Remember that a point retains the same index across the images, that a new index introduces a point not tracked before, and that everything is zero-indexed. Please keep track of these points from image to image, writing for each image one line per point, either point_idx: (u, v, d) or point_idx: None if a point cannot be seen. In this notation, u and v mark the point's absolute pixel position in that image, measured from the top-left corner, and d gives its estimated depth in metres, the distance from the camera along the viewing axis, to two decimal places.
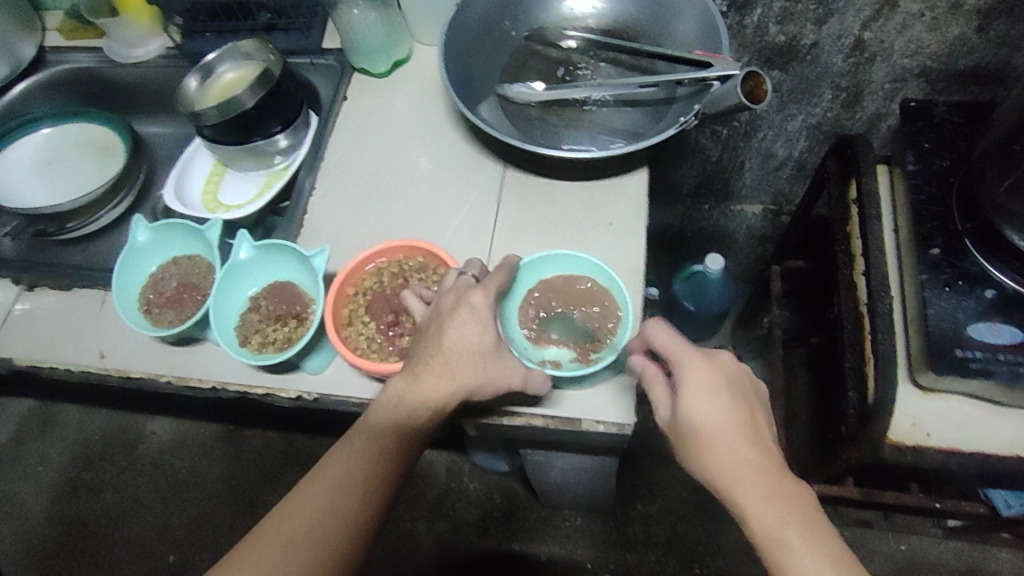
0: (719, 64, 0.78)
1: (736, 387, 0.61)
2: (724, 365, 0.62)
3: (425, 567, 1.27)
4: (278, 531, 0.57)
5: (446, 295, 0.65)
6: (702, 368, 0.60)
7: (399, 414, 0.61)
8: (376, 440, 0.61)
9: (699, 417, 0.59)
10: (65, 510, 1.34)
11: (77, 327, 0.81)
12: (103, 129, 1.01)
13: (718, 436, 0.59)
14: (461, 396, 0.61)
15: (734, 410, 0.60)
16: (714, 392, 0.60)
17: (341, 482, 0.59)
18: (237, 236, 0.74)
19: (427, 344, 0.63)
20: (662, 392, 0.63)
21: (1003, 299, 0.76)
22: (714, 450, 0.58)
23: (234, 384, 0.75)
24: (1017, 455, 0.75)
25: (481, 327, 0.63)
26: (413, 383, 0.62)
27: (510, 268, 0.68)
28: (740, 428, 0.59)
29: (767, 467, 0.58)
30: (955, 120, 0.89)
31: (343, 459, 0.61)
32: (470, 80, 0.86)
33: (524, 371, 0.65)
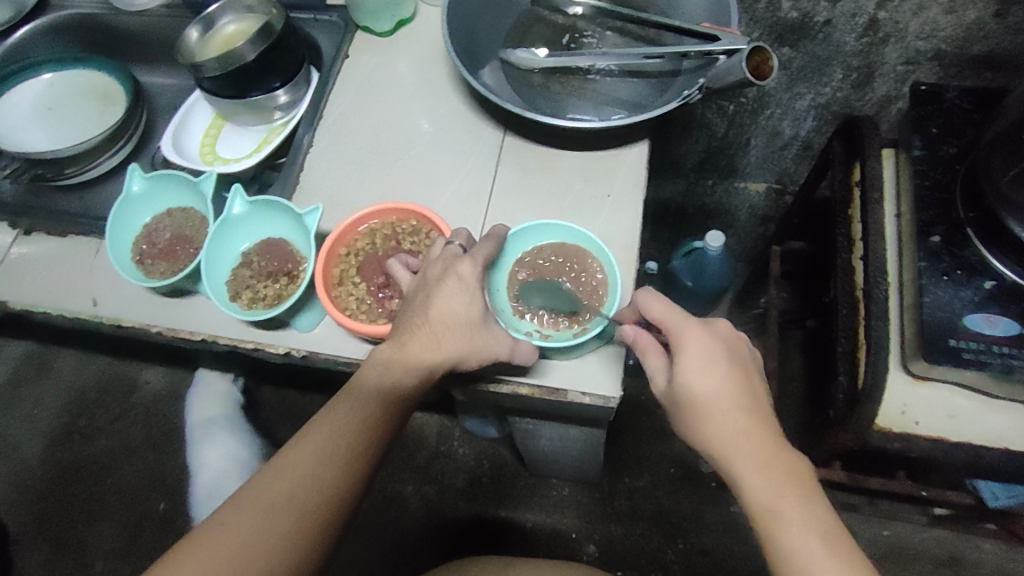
0: (725, 37, 0.77)
1: (733, 353, 0.62)
2: (723, 332, 0.63)
3: (412, 528, 1.29)
4: (258, 494, 0.56)
5: (433, 265, 0.65)
6: (697, 335, 0.62)
7: (386, 381, 0.61)
8: (361, 409, 0.60)
9: (691, 380, 0.61)
10: (60, 455, 1.36)
11: (70, 274, 0.81)
12: (105, 77, 0.99)
13: (710, 399, 0.60)
14: (447, 365, 0.62)
15: (729, 375, 0.61)
16: (707, 358, 0.61)
17: (322, 450, 0.58)
18: (231, 189, 0.74)
19: (413, 313, 0.64)
20: (657, 361, 0.65)
21: (1002, 291, 0.76)
22: (707, 411, 0.60)
23: (225, 337, 0.75)
24: (1004, 447, 0.75)
25: (469, 297, 0.64)
26: (399, 352, 0.62)
27: (496, 238, 0.68)
28: (733, 391, 0.60)
29: (758, 431, 0.59)
30: (965, 106, 0.87)
31: (326, 425, 0.60)
32: (474, 44, 0.84)
33: (511, 341, 0.65)
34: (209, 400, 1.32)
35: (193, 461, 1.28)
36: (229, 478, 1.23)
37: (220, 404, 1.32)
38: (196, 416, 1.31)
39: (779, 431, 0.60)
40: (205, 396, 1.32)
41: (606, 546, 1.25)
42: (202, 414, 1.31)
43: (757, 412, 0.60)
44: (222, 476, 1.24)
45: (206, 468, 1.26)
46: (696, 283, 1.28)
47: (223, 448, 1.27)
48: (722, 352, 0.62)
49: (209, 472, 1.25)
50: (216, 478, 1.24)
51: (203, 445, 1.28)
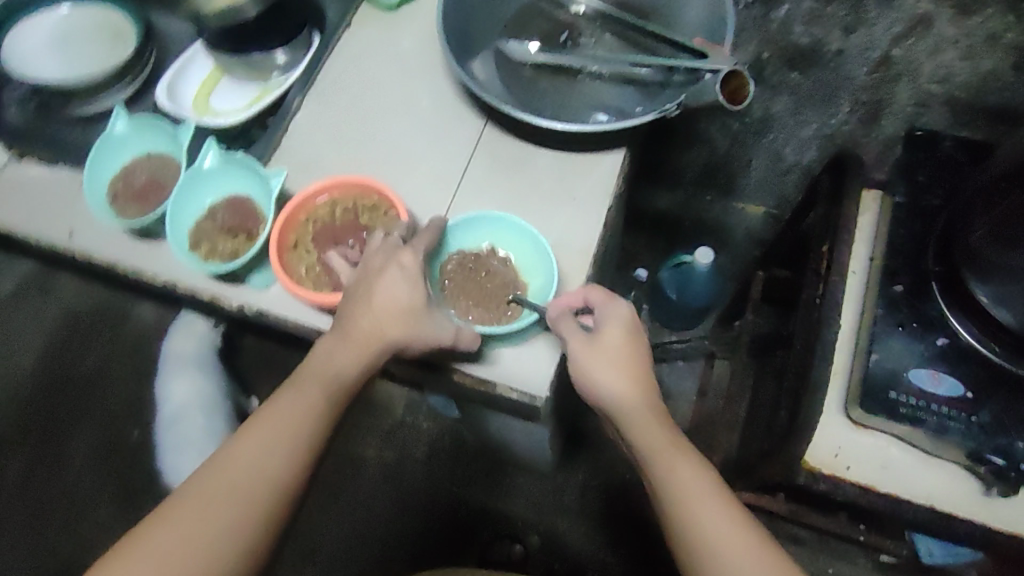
0: (715, 56, 0.75)
1: (640, 343, 0.70)
2: (621, 322, 0.69)
3: (368, 492, 1.32)
4: (210, 483, 0.60)
5: (374, 256, 0.67)
6: (617, 320, 0.69)
7: (331, 371, 0.65)
8: (309, 397, 0.65)
9: (607, 356, 0.67)
10: (48, 371, 1.42)
11: (59, 205, 0.85)
12: (120, 16, 1.01)
13: (620, 375, 0.67)
14: (390, 350, 0.65)
15: (634, 358, 0.69)
16: (622, 340, 0.69)
17: (268, 437, 0.62)
18: (206, 143, 0.76)
19: (356, 302, 0.66)
20: (574, 329, 0.68)
21: (954, 350, 0.74)
22: (616, 385, 0.67)
23: (183, 284, 0.78)
24: (930, 506, 0.73)
25: (412, 288, 0.66)
26: (344, 339, 0.65)
27: (435, 230, 0.69)
28: (637, 373, 0.68)
29: (654, 409, 0.67)
30: (960, 159, 0.82)
31: (274, 414, 0.64)
32: (469, 32, 0.85)
33: (455, 328, 0.65)
34: (186, 340, 1.32)
35: (162, 397, 1.29)
36: (200, 413, 1.26)
37: (195, 345, 1.32)
38: (171, 354, 1.31)
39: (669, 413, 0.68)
40: (182, 337, 1.32)
41: (549, 540, 1.27)
42: (179, 353, 1.31)
43: (649, 398, 0.68)
44: (193, 412, 1.26)
45: (177, 403, 1.27)
46: (682, 296, 1.27)
47: (195, 387, 1.28)
48: (617, 342, 0.68)
49: (181, 406, 1.27)
50: (187, 414, 1.26)
51: (176, 383, 1.29)
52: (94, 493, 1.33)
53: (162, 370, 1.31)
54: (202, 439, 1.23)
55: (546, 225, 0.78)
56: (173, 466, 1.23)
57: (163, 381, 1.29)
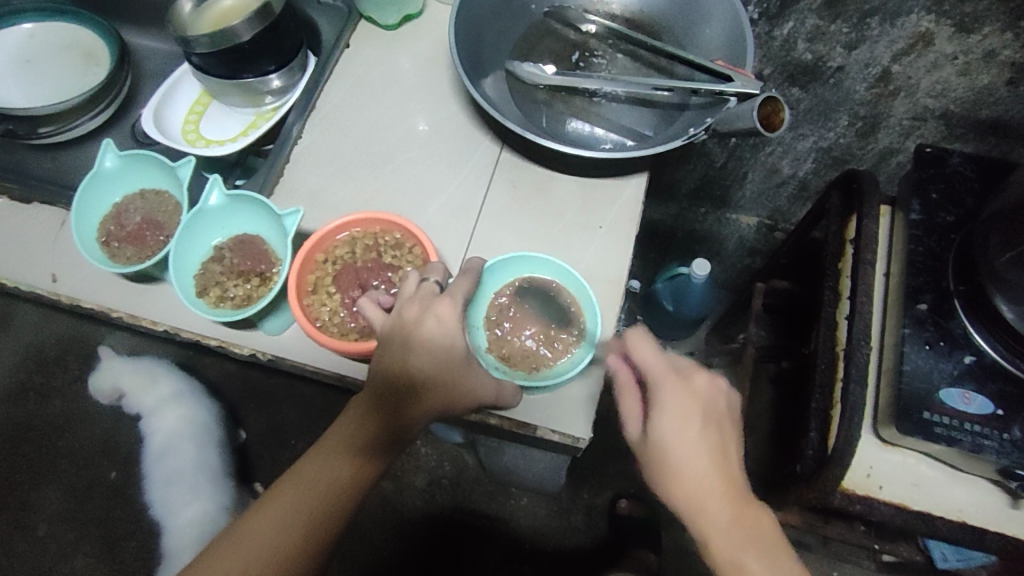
0: (739, 79, 0.74)
1: (708, 412, 0.61)
2: (700, 390, 0.62)
3: (367, 523, 1.27)
4: (219, 561, 0.58)
5: (409, 304, 0.61)
6: (676, 391, 0.61)
7: (354, 442, 0.61)
8: (331, 472, 0.60)
9: (667, 444, 0.60)
10: (11, 412, 1.32)
11: (31, 245, 0.77)
12: (88, 34, 0.93)
13: (685, 460, 0.59)
14: (422, 416, 0.62)
15: (702, 434, 0.60)
16: (683, 415, 0.60)
17: (284, 516, 0.59)
18: (209, 180, 0.71)
19: (388, 361, 0.61)
20: (632, 404, 0.64)
21: (980, 366, 0.75)
22: (681, 474, 0.59)
23: (188, 331, 0.72)
24: (964, 521, 0.74)
25: (449, 341, 0.61)
26: (375, 409, 0.61)
27: (472, 274, 0.65)
28: (707, 453, 0.60)
29: (727, 490, 0.59)
30: (968, 173, 0.86)
31: (290, 490, 0.60)
32: (479, 52, 0.81)
33: (495, 384, 0.63)
34: (138, 371, 1.31)
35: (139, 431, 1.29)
36: (187, 444, 1.25)
37: (151, 372, 1.31)
38: (126, 389, 1.30)
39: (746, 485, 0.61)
40: (131, 369, 1.31)
41: (556, 559, 1.25)
42: (136, 385, 1.30)
43: (726, 469, 0.60)
44: (177, 441, 1.26)
45: (158, 436, 1.27)
46: (680, 308, 1.25)
47: (172, 413, 1.28)
48: (698, 412, 0.61)
49: (163, 435, 1.27)
50: (173, 444, 1.26)
51: (150, 412, 1.28)
52: (66, 542, 1.24)
53: (128, 405, 1.30)
54: (192, 472, 1.23)
55: (575, 256, 0.76)
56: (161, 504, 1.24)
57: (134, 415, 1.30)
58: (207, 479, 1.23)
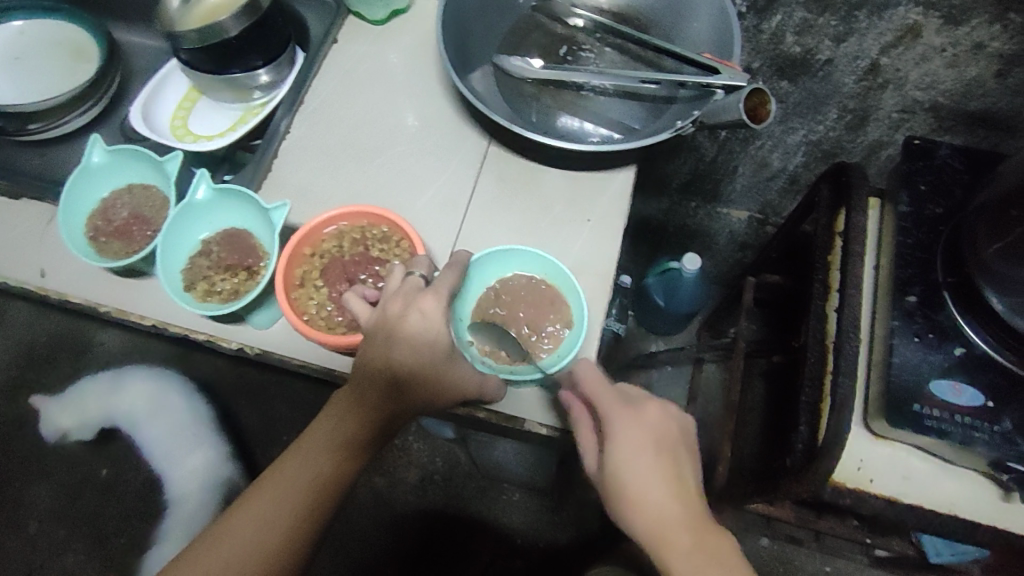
0: (726, 71, 0.74)
1: (662, 439, 0.62)
2: (651, 419, 0.63)
3: (360, 519, 1.27)
4: (198, 563, 0.57)
5: (391, 300, 0.62)
6: (629, 422, 0.62)
7: (336, 438, 0.61)
8: (311, 469, 0.60)
9: (623, 474, 0.60)
10: (4, 410, 1.32)
11: (20, 241, 0.77)
12: (78, 31, 0.93)
13: (642, 491, 0.60)
14: (403, 411, 0.62)
15: (658, 462, 0.61)
16: (637, 445, 0.61)
17: (264, 516, 0.58)
18: (197, 174, 0.71)
19: (370, 355, 0.61)
20: (589, 443, 0.64)
21: (970, 359, 0.75)
22: (640, 505, 0.60)
23: (177, 326, 0.72)
24: (956, 515, 0.74)
25: (431, 337, 0.61)
26: (355, 405, 0.62)
27: (458, 267, 0.65)
28: (664, 483, 0.61)
29: (687, 518, 0.60)
30: (957, 166, 0.86)
31: (270, 489, 0.59)
32: (467, 46, 0.81)
33: (478, 376, 0.63)
34: (74, 395, 1.31)
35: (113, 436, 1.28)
36: (165, 404, 1.29)
37: (85, 386, 1.31)
38: (76, 414, 1.29)
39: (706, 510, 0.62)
40: (69, 396, 1.31)
41: (548, 555, 1.25)
42: (81, 401, 1.30)
43: (684, 496, 0.61)
44: (155, 412, 1.28)
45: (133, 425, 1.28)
46: (673, 302, 1.24)
47: (129, 396, 1.29)
48: (650, 442, 0.62)
49: (138, 423, 1.28)
50: (150, 420, 1.27)
51: (111, 410, 1.28)
52: (60, 540, 1.24)
53: (87, 426, 1.29)
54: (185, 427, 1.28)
55: (563, 250, 0.76)
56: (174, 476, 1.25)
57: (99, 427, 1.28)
58: (204, 422, 1.29)
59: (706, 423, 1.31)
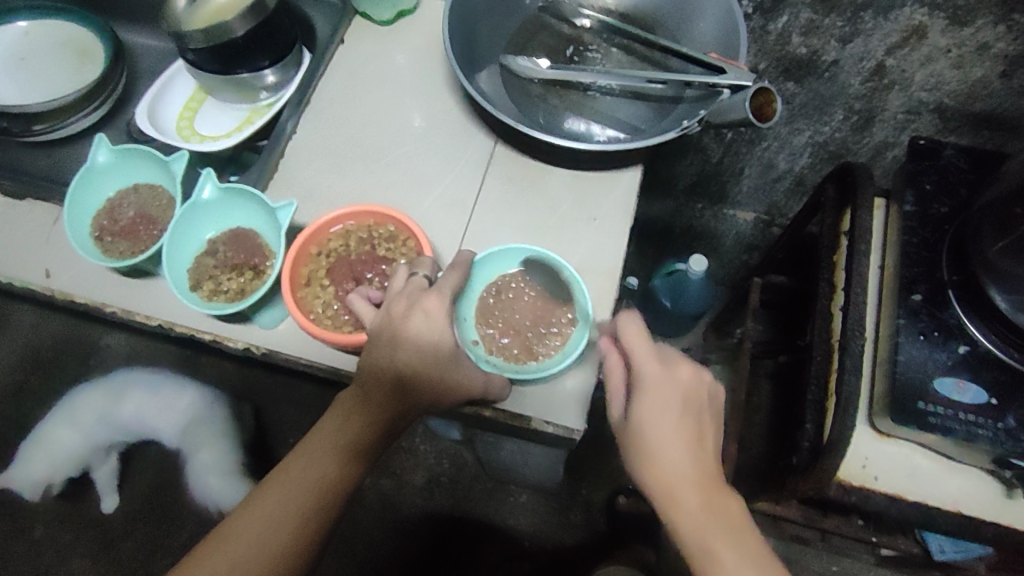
0: (732, 71, 0.74)
1: (687, 399, 0.61)
2: (680, 375, 0.61)
3: (365, 520, 1.27)
4: (204, 565, 0.56)
5: (396, 300, 0.62)
6: (656, 374, 0.61)
7: (342, 439, 0.61)
8: (316, 469, 0.60)
9: (643, 423, 0.60)
10: (8, 412, 1.31)
11: (26, 241, 0.77)
12: (84, 31, 0.93)
13: (661, 444, 0.59)
14: (409, 413, 0.62)
15: (679, 420, 0.60)
16: (661, 399, 0.60)
17: (270, 517, 0.58)
18: (202, 173, 0.71)
19: (374, 355, 0.61)
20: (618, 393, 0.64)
21: (974, 356, 0.75)
22: (656, 457, 0.59)
23: (182, 326, 0.72)
24: (960, 512, 0.74)
25: (436, 338, 0.61)
26: (358, 403, 0.62)
27: (461, 268, 0.65)
28: (683, 440, 0.59)
29: (704, 481, 0.58)
30: (962, 165, 0.86)
31: (277, 490, 0.59)
32: (473, 46, 0.81)
33: (483, 376, 0.63)
34: (28, 457, 1.23)
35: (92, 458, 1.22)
36: (120, 395, 1.26)
37: (32, 442, 1.24)
38: (43, 464, 1.22)
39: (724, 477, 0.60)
40: (24, 462, 1.23)
41: (556, 556, 1.24)
42: (38, 453, 1.23)
43: (702, 458, 0.59)
44: (114, 410, 1.24)
45: (104, 437, 1.22)
46: (678, 304, 1.24)
47: (76, 416, 1.24)
48: (675, 397, 0.60)
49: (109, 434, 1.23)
50: (117, 424, 1.24)
51: (71, 438, 1.22)
52: (64, 542, 1.24)
53: (63, 468, 1.22)
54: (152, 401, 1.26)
55: (570, 249, 0.76)
56: (193, 438, 1.25)
57: (76, 460, 1.21)
58: (161, 377, 1.29)
59: None
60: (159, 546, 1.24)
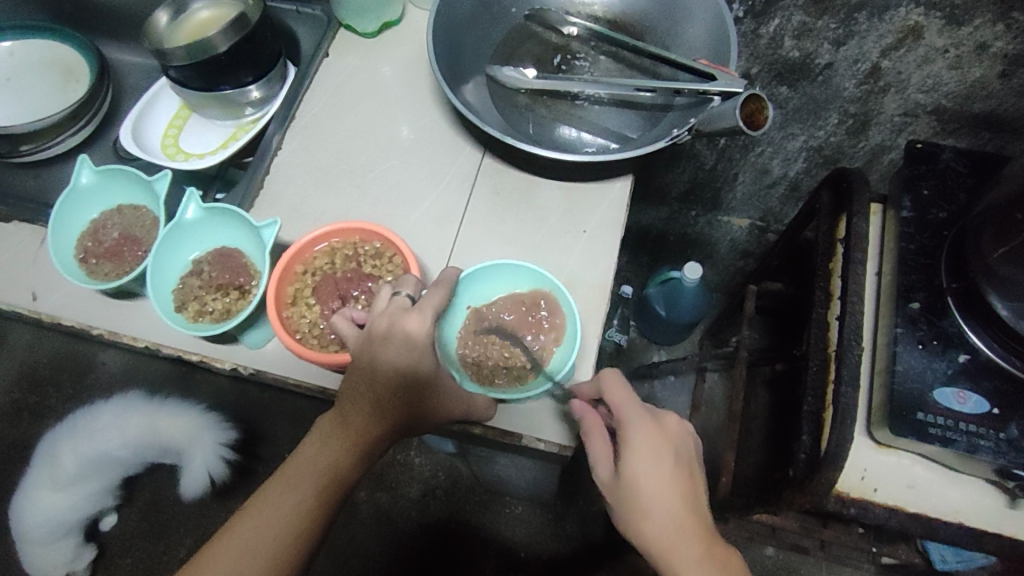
0: (722, 78, 0.72)
1: (679, 451, 0.61)
2: (671, 430, 0.62)
3: (362, 535, 1.26)
4: None
5: (379, 319, 0.62)
6: (650, 432, 0.60)
7: (321, 463, 0.60)
8: (294, 495, 0.59)
9: (640, 481, 0.59)
10: (6, 431, 1.32)
11: (10, 264, 0.76)
12: (69, 50, 0.93)
13: (653, 498, 0.58)
14: (389, 436, 0.62)
15: (673, 472, 0.59)
16: (654, 454, 0.59)
17: (248, 542, 0.57)
18: (186, 193, 0.71)
19: (357, 377, 0.61)
20: (600, 447, 0.62)
21: (974, 365, 0.73)
22: (648, 513, 0.58)
23: (168, 347, 0.71)
24: (962, 523, 0.73)
25: (416, 359, 0.61)
26: (340, 426, 0.61)
27: (447, 285, 0.64)
28: (678, 494, 0.59)
29: (689, 541, 0.58)
30: (959, 169, 0.84)
31: (255, 515, 0.58)
32: (459, 58, 0.80)
33: (467, 397, 0.63)
34: (27, 556, 1.17)
35: (87, 507, 1.20)
36: (51, 457, 1.18)
37: (18, 545, 1.18)
38: (49, 548, 1.17)
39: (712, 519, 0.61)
40: (30, 563, 1.18)
41: (551, 567, 1.24)
42: (30, 547, 1.17)
43: (697, 508, 0.60)
44: (56, 472, 1.17)
45: (76, 489, 1.18)
46: (674, 312, 1.23)
47: (29, 500, 1.17)
48: (669, 452, 0.60)
49: (81, 488, 1.19)
50: (76, 479, 1.18)
51: (43, 512, 1.16)
52: None
53: (65, 535, 1.18)
54: (76, 434, 1.18)
55: (558, 262, 0.75)
56: (150, 435, 1.21)
57: (72, 520, 1.18)
58: (68, 421, 1.20)
59: (709, 433, 1.30)
60: (155, 562, 1.25)
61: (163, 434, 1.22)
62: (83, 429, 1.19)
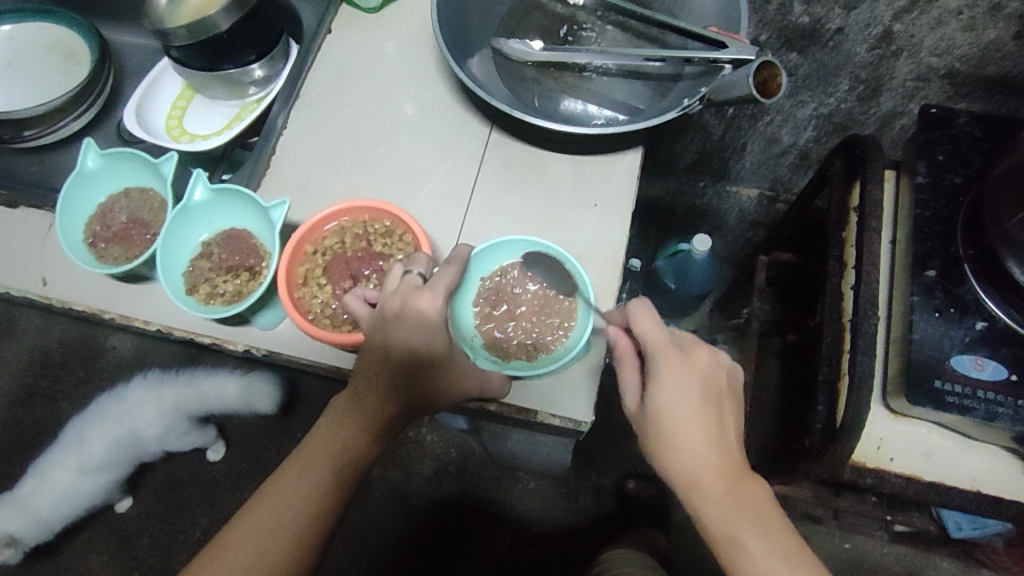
0: (733, 45, 0.71)
1: (709, 385, 0.59)
2: (702, 363, 0.59)
3: (376, 513, 1.27)
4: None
5: (391, 298, 0.61)
6: (676, 365, 0.58)
7: (337, 443, 0.60)
8: (312, 477, 0.59)
9: (664, 412, 0.58)
10: (20, 416, 1.33)
11: (19, 250, 0.76)
12: (68, 33, 0.92)
13: (680, 431, 0.58)
14: (403, 415, 0.62)
15: (700, 408, 0.58)
16: (678, 390, 0.58)
17: (269, 524, 0.58)
18: (192, 174, 0.70)
19: (368, 357, 0.61)
20: (632, 375, 0.63)
21: (992, 333, 0.73)
22: (676, 447, 0.58)
23: (181, 330, 0.71)
24: (979, 491, 0.73)
25: (428, 338, 0.60)
26: (354, 407, 0.61)
27: (458, 263, 0.63)
28: (705, 428, 0.58)
29: (717, 473, 0.57)
30: (975, 134, 0.83)
31: (274, 497, 0.59)
32: (464, 32, 0.78)
33: (482, 374, 0.62)
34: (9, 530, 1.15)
35: (100, 489, 1.19)
36: (77, 442, 1.13)
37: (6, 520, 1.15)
38: (65, 517, 1.18)
39: (741, 455, 0.60)
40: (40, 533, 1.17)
41: (563, 538, 1.25)
42: (47, 521, 1.16)
43: (726, 444, 0.58)
44: (87, 455, 1.13)
45: (98, 472, 1.16)
46: (684, 284, 1.22)
47: (51, 478, 1.14)
48: (695, 388, 0.58)
49: (111, 469, 1.16)
50: (109, 460, 1.15)
51: (69, 489, 1.15)
52: (81, 542, 1.28)
53: (70, 512, 1.18)
54: (114, 421, 1.12)
55: (569, 237, 0.74)
56: (185, 417, 1.16)
57: (92, 497, 1.18)
58: (97, 404, 1.13)
59: None
60: (173, 543, 1.27)
61: (198, 414, 1.18)
62: (120, 416, 1.12)
